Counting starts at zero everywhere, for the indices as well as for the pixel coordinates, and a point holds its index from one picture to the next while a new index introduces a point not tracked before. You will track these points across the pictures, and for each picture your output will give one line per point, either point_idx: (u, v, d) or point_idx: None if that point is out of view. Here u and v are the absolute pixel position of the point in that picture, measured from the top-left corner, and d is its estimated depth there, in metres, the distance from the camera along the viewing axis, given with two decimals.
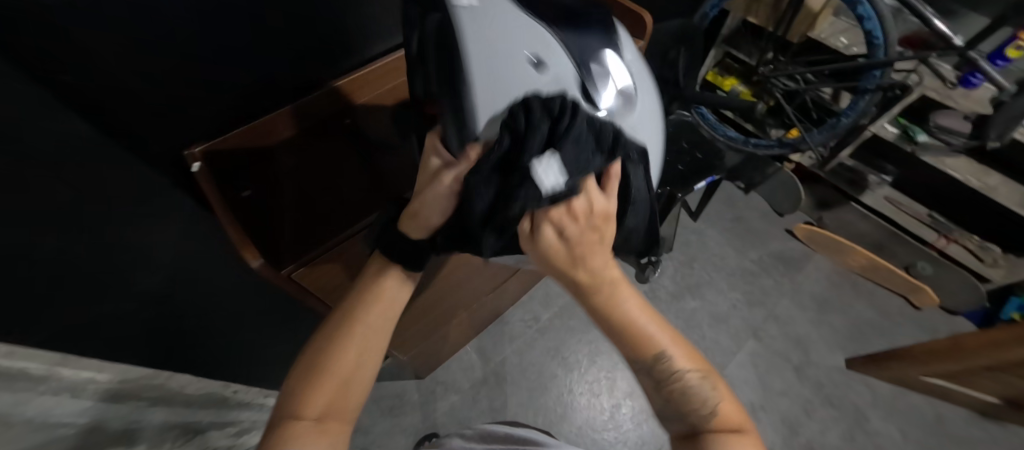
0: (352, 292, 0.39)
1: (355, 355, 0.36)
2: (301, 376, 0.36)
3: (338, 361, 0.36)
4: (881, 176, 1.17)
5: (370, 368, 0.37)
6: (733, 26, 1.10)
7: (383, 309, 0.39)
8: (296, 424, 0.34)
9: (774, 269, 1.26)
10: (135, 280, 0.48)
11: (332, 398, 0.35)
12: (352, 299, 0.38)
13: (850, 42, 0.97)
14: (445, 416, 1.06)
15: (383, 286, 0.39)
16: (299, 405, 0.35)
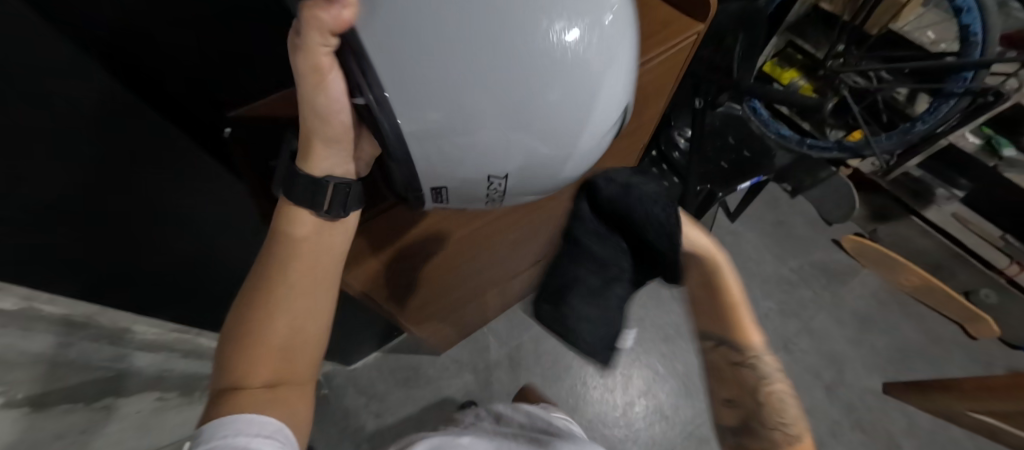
0: (263, 253, 0.34)
1: (290, 315, 0.33)
2: (233, 344, 0.32)
3: (266, 326, 0.32)
4: (952, 190, 1.05)
5: (317, 326, 0.35)
6: (801, 12, 1.00)
7: (304, 272, 0.34)
8: (242, 392, 0.31)
9: (815, 280, 1.18)
10: (163, 243, 0.49)
11: (275, 360, 0.32)
12: (270, 258, 0.34)
13: (938, 37, 0.88)
14: (457, 393, 1.08)
15: (293, 233, 0.34)
16: (242, 372, 0.31)
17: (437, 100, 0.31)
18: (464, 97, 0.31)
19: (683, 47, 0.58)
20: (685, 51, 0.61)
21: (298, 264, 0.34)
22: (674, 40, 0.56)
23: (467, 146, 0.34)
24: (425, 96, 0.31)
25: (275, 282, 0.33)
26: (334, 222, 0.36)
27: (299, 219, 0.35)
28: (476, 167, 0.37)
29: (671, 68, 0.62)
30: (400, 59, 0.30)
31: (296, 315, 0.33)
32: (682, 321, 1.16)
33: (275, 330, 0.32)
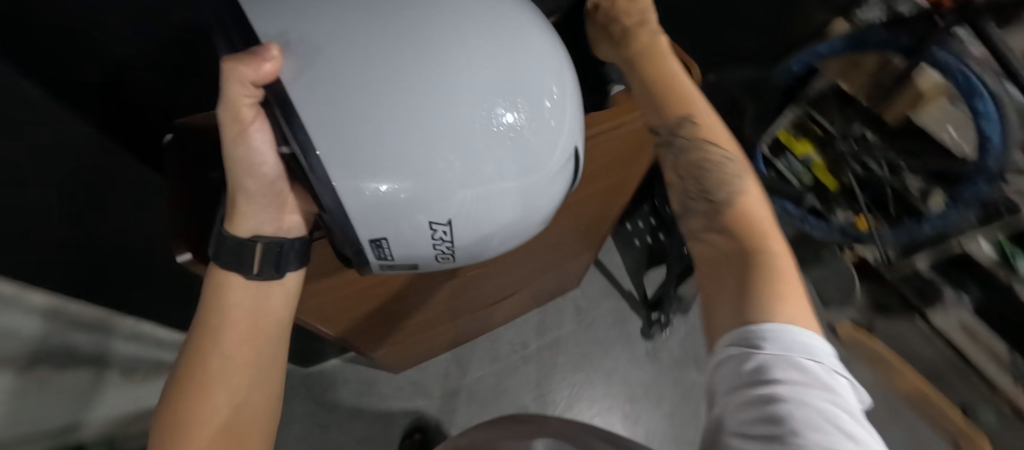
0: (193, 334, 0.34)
1: (228, 392, 0.33)
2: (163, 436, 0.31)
3: (203, 408, 0.32)
4: (961, 296, 0.98)
5: (257, 398, 0.36)
6: (821, 86, 0.93)
7: (244, 343, 0.35)
8: None
9: None
10: None
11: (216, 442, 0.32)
12: (195, 338, 0.34)
13: (960, 136, 0.82)
14: (407, 417, 1.05)
15: (227, 308, 0.35)
16: None
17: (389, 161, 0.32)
18: (393, 153, 0.32)
19: None
20: None
21: (239, 335, 0.35)
22: None
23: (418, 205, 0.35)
24: (381, 157, 0.32)
25: (214, 356, 0.33)
26: (272, 289, 0.37)
27: (230, 295, 0.35)
28: (406, 212, 0.35)
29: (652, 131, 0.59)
30: (348, 123, 0.30)
31: (232, 389, 0.34)
32: (653, 382, 1.10)
33: (213, 409, 0.32)
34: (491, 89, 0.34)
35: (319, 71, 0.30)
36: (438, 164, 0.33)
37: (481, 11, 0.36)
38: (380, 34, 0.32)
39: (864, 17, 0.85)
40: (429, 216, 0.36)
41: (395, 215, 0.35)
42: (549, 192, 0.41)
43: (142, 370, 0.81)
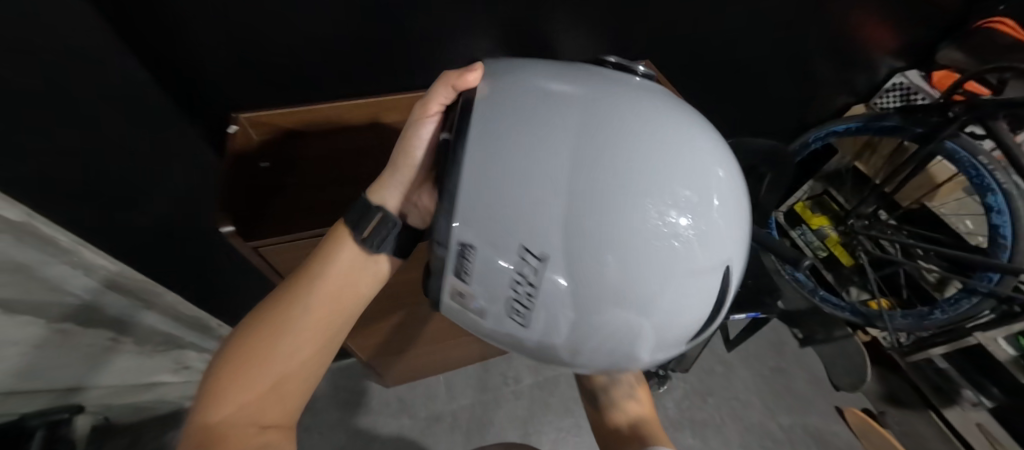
0: (280, 293, 0.37)
1: (291, 359, 0.36)
2: (224, 378, 0.34)
3: (267, 365, 0.35)
4: (978, 396, 0.92)
5: (309, 372, 0.38)
6: (839, 165, 0.99)
7: (323, 309, 0.37)
8: (227, 426, 0.33)
9: (803, 446, 1.06)
10: None
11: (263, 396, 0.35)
12: (287, 296, 0.37)
13: (977, 229, 0.82)
14: (389, 434, 1.04)
15: (329, 270, 0.38)
16: (223, 402, 0.34)
17: (524, 230, 0.30)
18: (530, 226, 0.30)
19: None
20: None
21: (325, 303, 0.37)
22: None
23: (522, 288, 0.32)
24: (507, 214, 0.30)
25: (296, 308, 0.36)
26: (365, 268, 0.39)
27: (334, 258, 0.38)
28: (513, 273, 0.31)
29: None
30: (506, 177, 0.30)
31: (295, 356, 0.36)
32: None
33: (274, 367, 0.35)
34: (661, 183, 0.31)
35: (491, 123, 0.31)
36: (554, 236, 0.30)
37: (672, 112, 0.35)
38: (572, 114, 0.32)
39: (879, 104, 0.89)
40: (541, 291, 0.32)
41: (505, 285, 0.32)
42: (694, 309, 0.34)
43: (155, 341, 0.86)
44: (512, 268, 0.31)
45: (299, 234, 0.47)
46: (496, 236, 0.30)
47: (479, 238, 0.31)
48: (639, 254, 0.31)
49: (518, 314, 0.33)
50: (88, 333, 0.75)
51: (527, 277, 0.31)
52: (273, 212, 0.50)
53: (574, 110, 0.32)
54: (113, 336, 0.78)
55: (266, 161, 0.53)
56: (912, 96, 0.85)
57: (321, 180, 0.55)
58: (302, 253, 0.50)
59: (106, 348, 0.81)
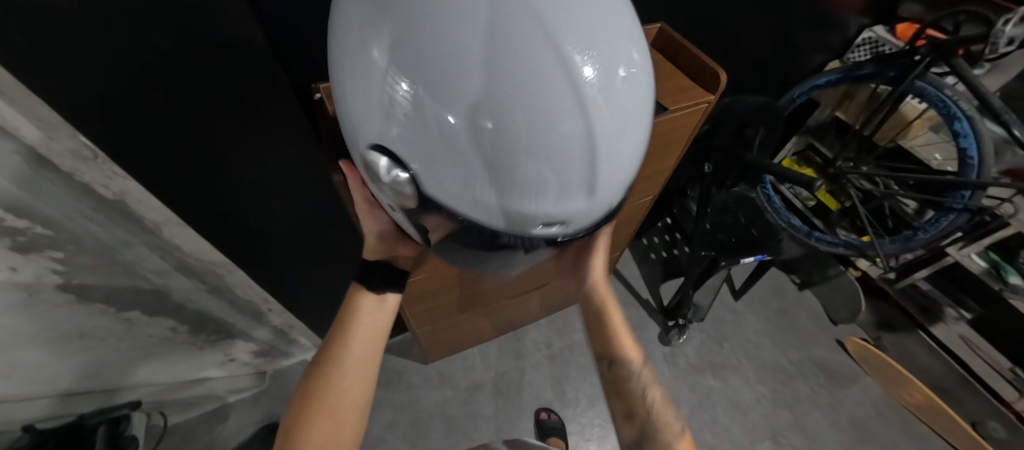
0: (324, 343, 0.49)
1: (339, 397, 0.46)
2: (296, 422, 0.44)
3: (324, 406, 0.45)
4: (959, 311, 1.05)
5: (356, 408, 0.46)
6: (821, 119, 1.10)
7: (361, 344, 0.49)
8: None
9: (814, 376, 1.15)
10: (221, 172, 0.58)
11: (325, 435, 0.44)
12: (328, 349, 0.48)
13: (944, 159, 0.94)
14: (433, 406, 1.08)
15: (359, 311, 0.51)
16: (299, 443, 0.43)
17: (414, 45, 0.27)
18: (429, 42, 0.27)
19: (695, 110, 0.68)
20: (699, 114, 0.71)
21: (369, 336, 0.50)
22: (686, 102, 0.66)
23: (404, 123, 0.30)
24: (400, 31, 0.28)
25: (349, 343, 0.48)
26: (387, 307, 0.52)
27: (361, 303, 0.51)
28: (406, 109, 0.29)
29: (683, 127, 0.71)
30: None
31: (344, 392, 0.46)
32: (670, 386, 1.14)
33: (331, 400, 0.45)
34: (574, 13, 0.28)
35: None
36: (450, 55, 0.27)
37: None
38: None
39: (852, 57, 1.01)
40: (400, 129, 0.30)
41: (394, 127, 0.30)
42: (584, 199, 0.31)
43: (207, 331, 0.90)
44: (404, 99, 0.29)
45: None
46: (400, 64, 0.28)
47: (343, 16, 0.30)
48: (537, 77, 0.27)
49: (406, 154, 0.31)
50: (151, 321, 0.78)
51: (407, 113, 0.29)
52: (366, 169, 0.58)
53: None
54: (171, 325, 0.82)
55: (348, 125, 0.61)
56: (881, 48, 0.98)
57: None
58: None
59: (164, 338, 0.83)
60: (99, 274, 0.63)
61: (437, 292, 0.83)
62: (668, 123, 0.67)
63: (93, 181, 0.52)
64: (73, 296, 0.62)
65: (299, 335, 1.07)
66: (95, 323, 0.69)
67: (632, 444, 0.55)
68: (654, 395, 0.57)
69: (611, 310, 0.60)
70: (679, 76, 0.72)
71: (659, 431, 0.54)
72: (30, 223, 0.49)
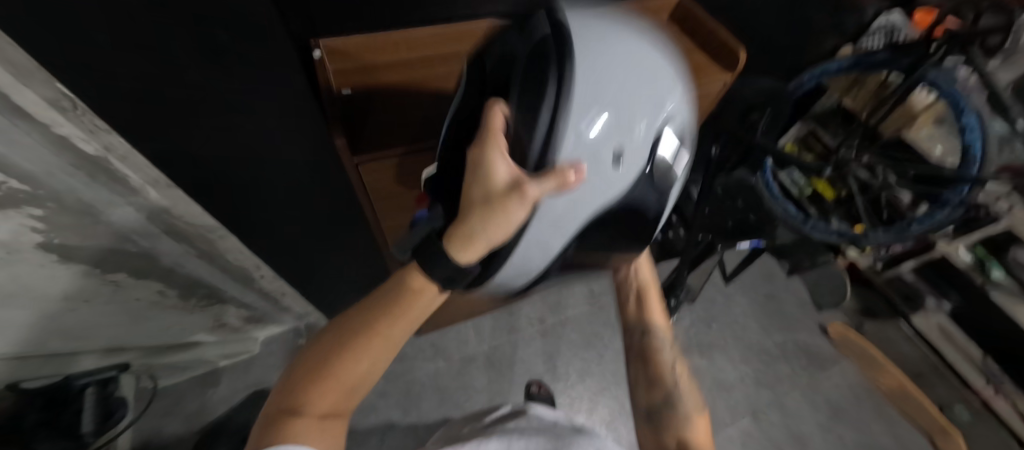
0: (361, 306, 0.41)
1: (359, 372, 0.40)
2: (304, 374, 0.40)
3: (340, 374, 0.40)
4: (941, 301, 1.09)
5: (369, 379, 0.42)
6: (827, 104, 1.09)
7: (399, 325, 0.41)
8: (298, 418, 0.39)
9: (796, 359, 1.19)
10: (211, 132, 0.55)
11: (333, 398, 0.40)
12: (363, 320, 0.40)
13: (944, 151, 0.96)
14: (426, 376, 1.09)
15: (413, 298, 0.40)
16: (303, 396, 0.39)
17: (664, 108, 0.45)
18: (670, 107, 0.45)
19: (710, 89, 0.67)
20: (714, 92, 0.70)
21: (414, 318, 0.41)
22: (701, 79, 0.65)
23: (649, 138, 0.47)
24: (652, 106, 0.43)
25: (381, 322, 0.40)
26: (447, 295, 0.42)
27: (418, 291, 0.40)
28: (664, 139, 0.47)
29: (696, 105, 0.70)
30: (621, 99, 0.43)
31: (367, 363, 0.40)
32: None
33: (346, 371, 0.40)
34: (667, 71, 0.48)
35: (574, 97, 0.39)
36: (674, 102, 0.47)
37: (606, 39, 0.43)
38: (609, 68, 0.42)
39: (865, 44, 0.98)
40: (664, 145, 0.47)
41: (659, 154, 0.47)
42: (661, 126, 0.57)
43: (198, 296, 0.88)
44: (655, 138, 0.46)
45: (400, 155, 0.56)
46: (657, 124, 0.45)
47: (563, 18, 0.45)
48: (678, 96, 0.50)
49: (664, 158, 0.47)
50: (138, 284, 0.75)
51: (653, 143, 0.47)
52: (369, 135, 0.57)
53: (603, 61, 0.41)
54: (160, 288, 0.80)
55: (348, 89, 0.59)
56: (896, 34, 0.94)
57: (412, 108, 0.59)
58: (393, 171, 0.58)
59: (153, 301, 0.81)
60: (83, 233, 0.60)
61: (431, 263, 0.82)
62: None
63: (75, 134, 0.49)
64: (55, 255, 0.59)
65: (292, 302, 1.06)
66: (79, 283, 0.66)
67: (645, 409, 0.58)
68: (678, 374, 0.59)
69: (650, 284, 0.63)
70: (696, 50, 0.70)
71: (679, 399, 0.57)
72: (6, 178, 0.46)
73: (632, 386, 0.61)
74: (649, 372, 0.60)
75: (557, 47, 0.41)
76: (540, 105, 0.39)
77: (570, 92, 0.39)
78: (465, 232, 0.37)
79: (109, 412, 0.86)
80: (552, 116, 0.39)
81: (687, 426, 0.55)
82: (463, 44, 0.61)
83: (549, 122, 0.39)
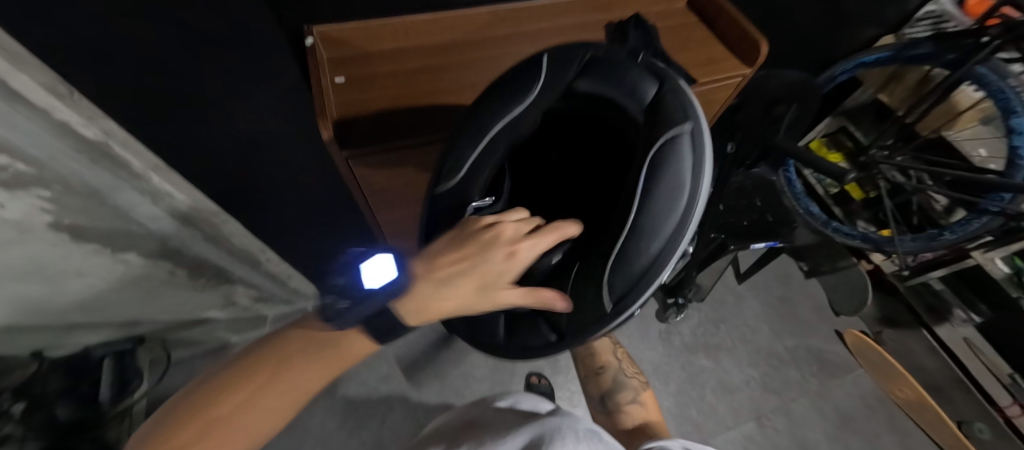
0: (274, 343, 0.36)
1: (237, 431, 0.34)
2: (167, 425, 0.33)
3: (220, 426, 0.33)
4: (969, 314, 1.03)
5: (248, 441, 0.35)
6: (862, 99, 1.03)
7: (313, 377, 0.36)
8: None
9: (806, 364, 1.16)
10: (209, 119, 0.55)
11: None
12: (269, 364, 0.35)
13: (990, 155, 0.88)
14: (427, 362, 1.11)
15: (346, 347, 0.37)
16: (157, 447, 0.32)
17: None
18: None
19: (726, 84, 0.62)
20: (730, 90, 0.65)
21: (331, 371, 0.37)
22: (715, 74, 0.61)
23: None
24: None
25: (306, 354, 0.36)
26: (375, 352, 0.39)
27: (349, 343, 0.37)
28: None
29: (710, 104, 0.66)
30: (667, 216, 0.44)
31: (252, 425, 0.34)
32: (661, 362, 1.15)
33: (230, 424, 0.33)
34: None
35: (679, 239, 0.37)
36: None
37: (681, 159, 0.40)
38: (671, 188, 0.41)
39: (911, 33, 0.91)
40: None
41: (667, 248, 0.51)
42: None
43: (207, 276, 0.90)
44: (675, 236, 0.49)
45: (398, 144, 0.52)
46: None
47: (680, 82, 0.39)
48: None
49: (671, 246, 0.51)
50: (149, 264, 0.77)
51: None
52: (366, 122, 0.53)
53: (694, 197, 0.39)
54: (171, 268, 0.82)
55: (340, 76, 0.55)
56: (943, 24, 0.87)
57: (412, 93, 0.56)
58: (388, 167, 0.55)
59: (164, 279, 0.83)
60: (91, 214, 0.61)
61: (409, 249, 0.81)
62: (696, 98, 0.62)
63: (74, 120, 0.48)
64: (66, 236, 0.60)
65: (299, 284, 1.08)
66: (92, 262, 0.69)
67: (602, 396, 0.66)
68: (617, 355, 0.70)
69: None
70: (713, 42, 0.65)
71: (624, 381, 0.66)
72: (9, 161, 0.43)
73: (584, 380, 0.69)
74: (594, 365, 0.70)
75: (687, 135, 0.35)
76: (664, 210, 0.35)
77: (698, 197, 0.34)
78: (431, 303, 0.36)
79: (124, 382, 0.90)
80: (677, 228, 0.34)
81: (634, 404, 0.63)
82: (458, 30, 0.60)
83: (674, 230, 0.35)
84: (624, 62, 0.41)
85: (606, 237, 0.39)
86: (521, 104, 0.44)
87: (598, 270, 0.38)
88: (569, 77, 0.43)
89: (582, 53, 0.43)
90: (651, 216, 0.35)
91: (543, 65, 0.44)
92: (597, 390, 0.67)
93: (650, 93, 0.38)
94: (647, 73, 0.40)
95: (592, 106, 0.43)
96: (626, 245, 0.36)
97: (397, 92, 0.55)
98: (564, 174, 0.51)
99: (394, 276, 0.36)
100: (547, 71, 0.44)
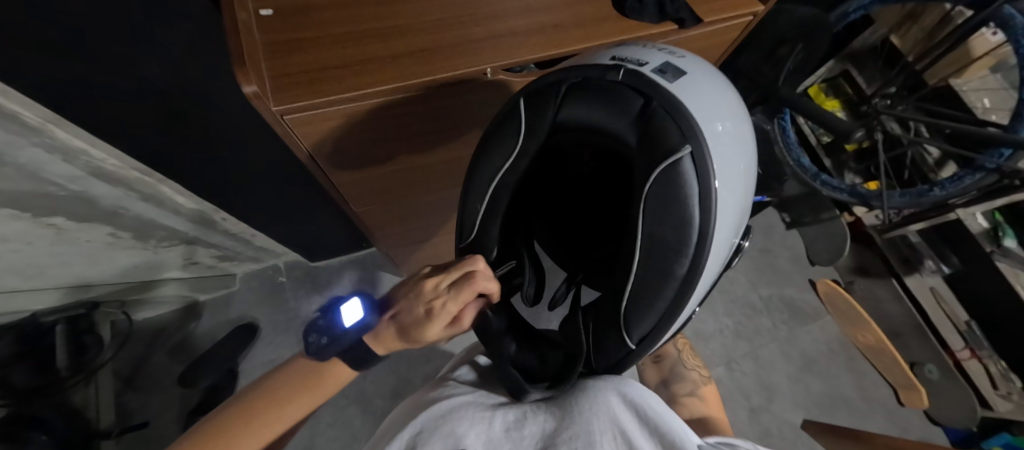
0: (275, 379, 0.40)
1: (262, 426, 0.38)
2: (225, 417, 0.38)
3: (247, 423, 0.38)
4: (939, 265, 1.06)
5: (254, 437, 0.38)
6: (869, 41, 0.96)
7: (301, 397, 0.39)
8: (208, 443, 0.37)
9: (778, 313, 1.19)
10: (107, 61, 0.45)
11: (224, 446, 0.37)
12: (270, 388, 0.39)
13: (992, 106, 0.85)
14: None
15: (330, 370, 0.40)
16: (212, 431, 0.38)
17: None
18: None
19: (735, 25, 0.53)
20: (737, 31, 0.56)
21: (313, 393, 0.40)
22: (726, 14, 0.51)
23: None
24: None
25: (284, 393, 0.39)
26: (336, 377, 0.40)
27: (330, 373, 0.40)
28: None
29: (711, 47, 0.57)
30: None
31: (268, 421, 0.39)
32: None
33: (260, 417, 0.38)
34: None
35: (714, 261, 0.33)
36: None
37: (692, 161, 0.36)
38: None
39: None
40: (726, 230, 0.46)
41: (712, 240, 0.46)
42: None
43: (157, 237, 0.81)
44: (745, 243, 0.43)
45: (347, 98, 0.40)
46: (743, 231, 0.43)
47: (671, 89, 0.32)
48: None
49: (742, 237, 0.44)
50: (85, 229, 0.67)
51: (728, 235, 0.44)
52: (304, 62, 0.41)
53: (738, 209, 0.34)
54: (111, 230, 0.71)
55: (268, 9, 0.43)
56: None
57: (364, 30, 0.44)
58: (329, 121, 0.43)
59: (106, 243, 0.74)
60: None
61: (383, 215, 0.73)
62: (697, 40, 0.53)
63: None
64: None
65: (264, 240, 1.00)
66: (20, 228, 0.58)
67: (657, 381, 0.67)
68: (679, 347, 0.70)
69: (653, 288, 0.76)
70: None
71: (684, 373, 0.66)
72: None
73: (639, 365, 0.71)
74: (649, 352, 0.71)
75: (690, 168, 0.29)
76: (676, 256, 0.30)
77: (707, 237, 0.30)
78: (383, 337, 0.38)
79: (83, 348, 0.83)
80: (691, 271, 0.31)
81: (692, 395, 0.62)
82: None
83: (687, 274, 0.31)
84: (605, 79, 0.34)
85: (614, 286, 0.35)
86: (511, 153, 0.38)
87: (612, 315, 0.35)
88: (548, 117, 0.36)
89: (557, 81, 0.35)
90: (659, 260, 0.31)
91: (519, 109, 0.37)
92: (656, 377, 0.68)
93: (637, 111, 0.32)
94: (631, 85, 0.33)
95: (582, 136, 0.36)
96: (640, 290, 0.32)
97: (344, 30, 0.43)
98: (581, 199, 0.44)
99: (361, 316, 0.37)
100: (523, 111, 0.36)
